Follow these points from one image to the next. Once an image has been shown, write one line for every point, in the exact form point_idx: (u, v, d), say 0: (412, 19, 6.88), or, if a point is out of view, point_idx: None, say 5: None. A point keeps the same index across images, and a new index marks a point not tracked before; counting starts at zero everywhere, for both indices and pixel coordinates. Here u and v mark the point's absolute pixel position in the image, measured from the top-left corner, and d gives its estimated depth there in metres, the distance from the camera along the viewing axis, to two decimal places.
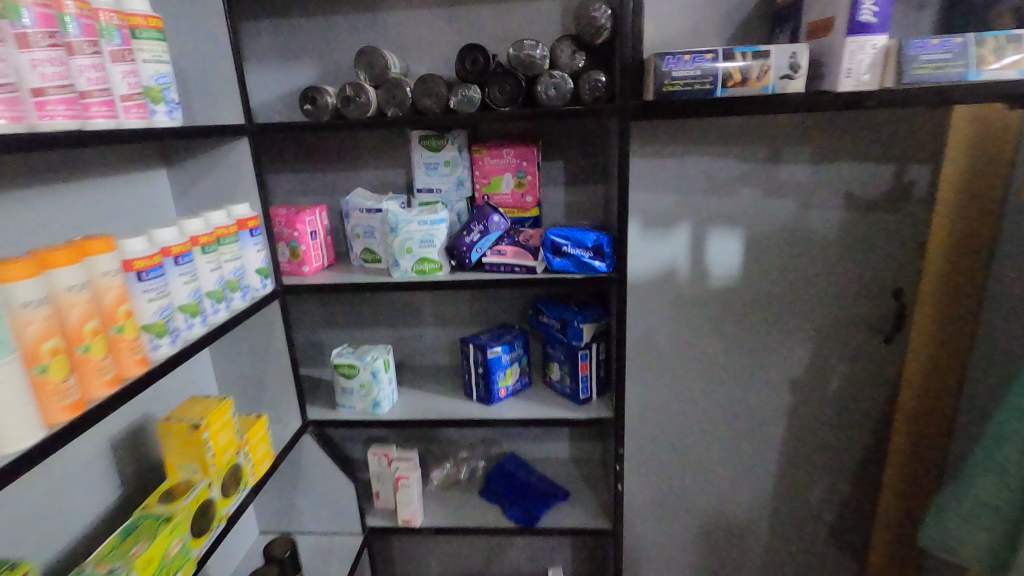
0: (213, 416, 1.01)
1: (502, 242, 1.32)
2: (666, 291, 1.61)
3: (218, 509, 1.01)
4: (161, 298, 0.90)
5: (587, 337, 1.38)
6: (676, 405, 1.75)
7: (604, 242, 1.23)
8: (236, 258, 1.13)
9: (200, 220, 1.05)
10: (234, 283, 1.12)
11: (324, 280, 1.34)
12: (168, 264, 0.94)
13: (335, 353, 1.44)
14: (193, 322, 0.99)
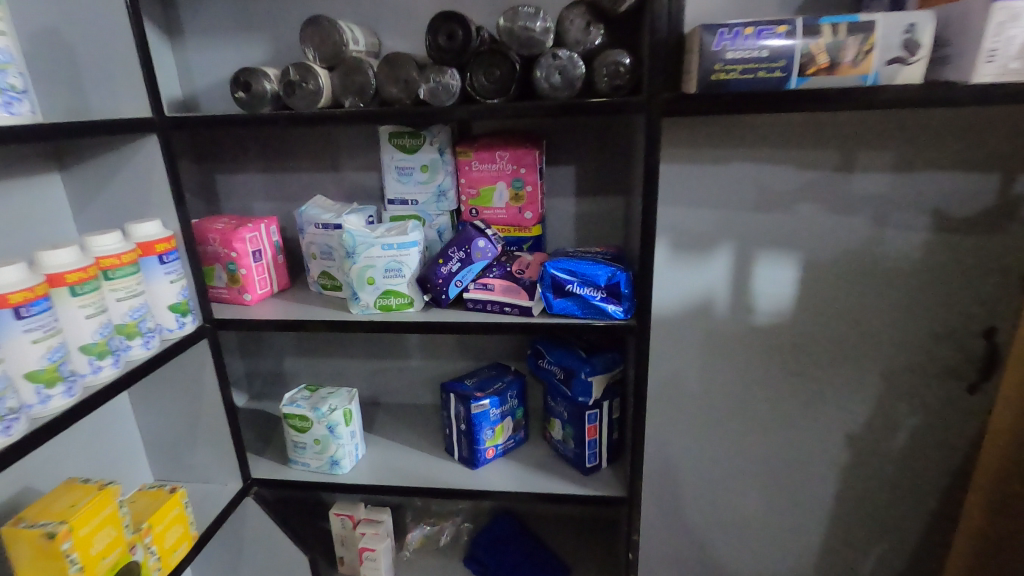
0: (82, 517, 0.75)
1: (489, 272, 1.03)
2: (699, 328, 1.30)
3: None
4: None
5: (596, 394, 1.08)
6: (704, 461, 1.44)
7: (622, 280, 0.93)
8: (134, 295, 0.86)
9: (74, 250, 0.78)
10: (131, 328, 0.86)
11: (268, 313, 1.07)
12: (4, 318, 0.67)
13: (286, 398, 1.17)
14: (53, 393, 0.73)
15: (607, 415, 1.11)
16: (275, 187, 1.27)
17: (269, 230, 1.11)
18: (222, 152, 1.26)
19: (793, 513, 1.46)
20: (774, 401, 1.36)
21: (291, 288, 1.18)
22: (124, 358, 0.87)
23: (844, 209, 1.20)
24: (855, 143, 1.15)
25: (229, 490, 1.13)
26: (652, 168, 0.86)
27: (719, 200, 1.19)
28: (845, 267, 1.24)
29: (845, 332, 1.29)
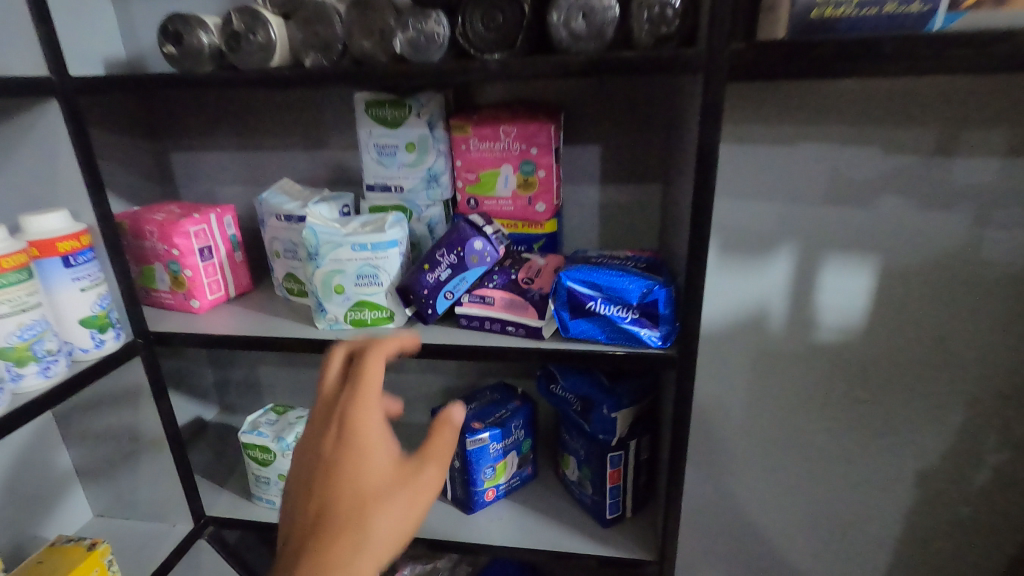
0: None
1: (488, 280, 0.81)
2: (744, 355, 0.99)
3: None
4: None
5: (621, 432, 0.87)
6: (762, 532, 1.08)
7: (661, 298, 0.70)
8: (26, 310, 0.67)
9: None
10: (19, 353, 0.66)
11: (218, 324, 0.88)
12: None
13: (247, 423, 0.98)
14: None
15: (634, 457, 0.89)
16: (240, 167, 1.07)
17: (221, 220, 0.91)
18: (180, 124, 1.06)
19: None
20: (845, 462, 1.02)
21: (253, 291, 0.98)
22: (12, 391, 0.67)
23: (966, 210, 0.86)
24: (990, 118, 0.82)
25: (177, 532, 0.95)
26: (711, 150, 0.63)
27: (790, 190, 0.89)
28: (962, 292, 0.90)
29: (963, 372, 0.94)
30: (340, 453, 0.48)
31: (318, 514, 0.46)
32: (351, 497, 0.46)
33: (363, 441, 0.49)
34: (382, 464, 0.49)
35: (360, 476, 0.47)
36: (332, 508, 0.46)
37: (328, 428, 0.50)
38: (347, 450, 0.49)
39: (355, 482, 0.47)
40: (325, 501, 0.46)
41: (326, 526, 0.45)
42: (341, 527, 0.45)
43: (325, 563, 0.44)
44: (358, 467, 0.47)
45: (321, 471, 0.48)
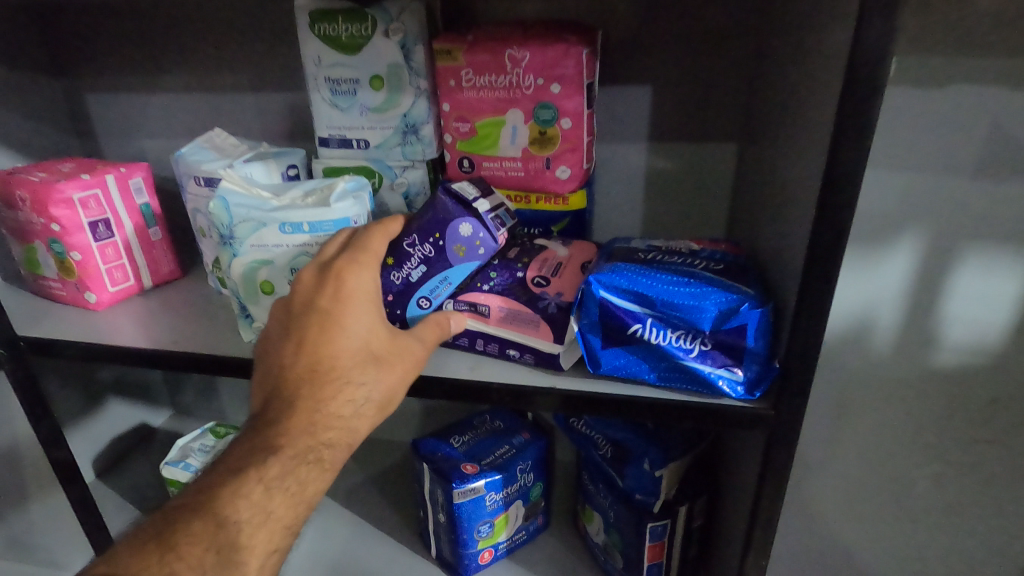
0: None
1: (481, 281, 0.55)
2: (847, 395, 0.68)
3: None
4: None
5: (667, 494, 0.62)
6: None
7: (752, 323, 0.44)
8: None
9: None
10: None
11: (118, 327, 0.64)
12: None
13: (175, 453, 0.77)
14: None
15: (683, 526, 0.65)
16: (175, 114, 0.82)
17: (125, 185, 0.66)
18: (98, 54, 0.81)
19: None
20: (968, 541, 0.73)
21: (181, 280, 0.74)
22: None
23: None
24: None
25: None
26: (873, 75, 0.36)
27: (946, 156, 0.58)
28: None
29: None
30: (343, 311, 0.47)
31: (318, 368, 0.46)
32: (352, 358, 0.47)
33: (362, 305, 0.48)
34: (381, 329, 0.49)
35: (358, 342, 0.47)
36: (334, 369, 0.46)
37: (328, 280, 0.48)
38: (346, 308, 0.48)
39: (354, 343, 0.47)
40: (322, 354, 0.46)
41: (328, 385, 0.46)
42: (340, 385, 0.46)
43: (327, 410, 0.46)
44: (358, 330, 0.48)
45: (316, 324, 0.47)
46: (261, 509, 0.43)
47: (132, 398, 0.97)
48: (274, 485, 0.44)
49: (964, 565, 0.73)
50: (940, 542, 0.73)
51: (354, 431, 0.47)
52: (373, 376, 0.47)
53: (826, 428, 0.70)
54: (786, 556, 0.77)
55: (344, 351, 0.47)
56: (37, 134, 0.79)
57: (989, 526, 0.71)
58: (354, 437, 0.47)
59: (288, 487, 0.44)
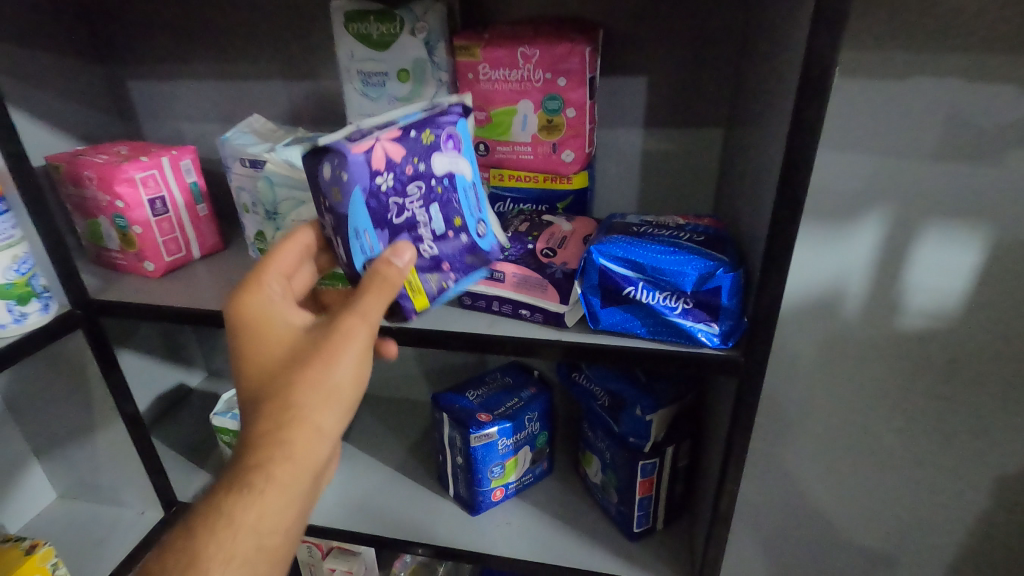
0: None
1: (383, 190, 0.51)
2: (816, 354, 0.77)
3: None
4: (11, 247, 0.60)
5: (655, 437, 0.71)
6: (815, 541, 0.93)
7: (726, 285, 0.53)
8: (19, 242, 0.61)
9: None
10: (19, 289, 0.62)
11: (175, 293, 0.73)
12: None
13: (220, 406, 0.86)
14: (23, 314, 0.63)
15: (670, 465, 0.74)
16: (211, 100, 0.90)
17: (177, 165, 0.75)
18: (140, 44, 0.88)
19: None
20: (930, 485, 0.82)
21: (225, 251, 0.83)
22: None
23: None
24: None
25: (145, 522, 0.84)
26: (820, 79, 0.45)
27: (904, 141, 0.66)
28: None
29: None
30: (246, 341, 0.50)
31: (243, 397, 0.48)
32: (261, 378, 0.48)
33: (264, 329, 0.51)
34: (289, 342, 0.50)
35: (267, 362, 0.49)
36: (249, 395, 0.48)
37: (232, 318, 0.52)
38: (251, 338, 0.50)
39: (274, 356, 0.49)
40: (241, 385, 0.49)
41: (247, 410, 0.47)
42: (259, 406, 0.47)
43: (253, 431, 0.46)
44: (273, 347, 0.50)
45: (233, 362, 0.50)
46: (194, 541, 0.44)
47: (174, 360, 1.06)
48: (209, 517, 0.45)
49: (920, 503, 0.83)
50: (898, 481, 0.83)
51: (284, 441, 0.46)
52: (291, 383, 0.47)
53: (796, 382, 0.79)
54: (765, 494, 0.87)
55: (253, 375, 0.49)
56: (87, 119, 0.87)
57: (940, 466, 0.81)
58: (284, 449, 0.46)
59: (220, 516, 0.44)
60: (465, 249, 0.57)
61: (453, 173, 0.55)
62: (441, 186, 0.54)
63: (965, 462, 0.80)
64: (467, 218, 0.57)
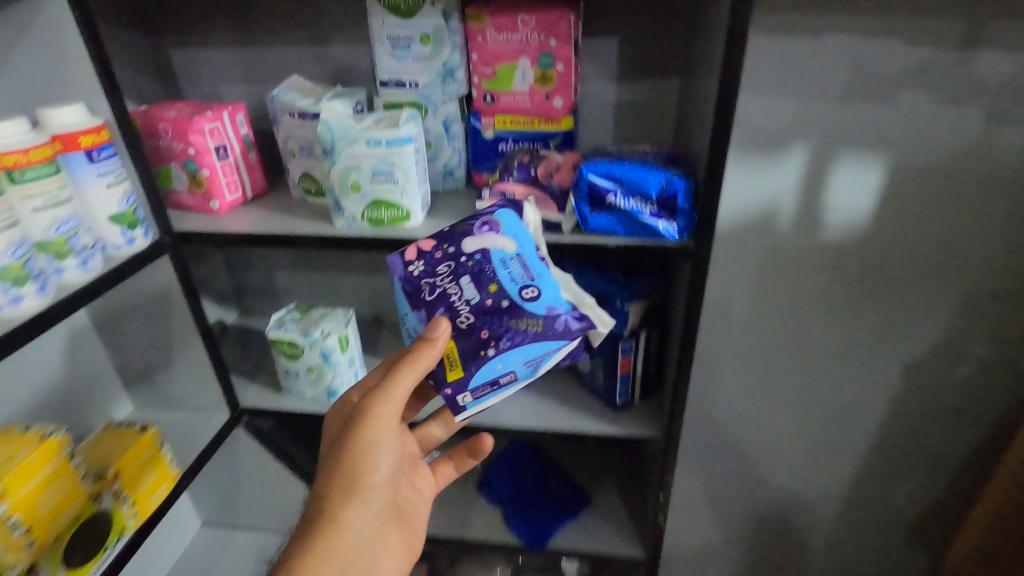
0: (130, 457, 0.80)
1: (416, 274, 0.73)
2: (757, 256, 0.98)
3: (116, 525, 0.76)
4: (122, 184, 0.75)
5: (632, 323, 0.91)
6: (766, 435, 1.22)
7: (679, 190, 0.72)
8: (126, 180, 0.76)
9: (82, 109, 0.71)
10: (129, 217, 0.77)
11: (241, 223, 0.89)
12: (78, 160, 0.70)
13: (271, 321, 1.02)
14: (134, 236, 0.78)
15: (644, 347, 0.94)
16: (245, 66, 1.04)
17: (233, 119, 0.90)
18: (178, 17, 1.01)
19: (875, 498, 1.18)
20: (847, 361, 1.05)
21: (271, 194, 0.99)
22: (112, 252, 0.77)
23: (986, 106, 0.84)
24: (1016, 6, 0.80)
25: (216, 422, 1.01)
26: (741, 35, 0.63)
27: (816, 86, 0.85)
28: (985, 185, 0.89)
29: (984, 269, 0.94)
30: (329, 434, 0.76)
31: None
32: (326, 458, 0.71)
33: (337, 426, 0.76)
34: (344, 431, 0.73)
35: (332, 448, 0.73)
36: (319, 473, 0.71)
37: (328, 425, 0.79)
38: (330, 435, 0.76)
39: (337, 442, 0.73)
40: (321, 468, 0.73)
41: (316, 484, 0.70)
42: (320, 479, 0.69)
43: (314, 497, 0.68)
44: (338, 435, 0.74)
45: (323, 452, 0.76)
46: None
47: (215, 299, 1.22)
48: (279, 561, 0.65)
49: (839, 377, 1.07)
50: (823, 360, 1.05)
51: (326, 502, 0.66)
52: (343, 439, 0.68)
53: (742, 283, 1.00)
54: (721, 378, 1.09)
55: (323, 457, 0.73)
56: (137, 84, 1.00)
57: (853, 345, 1.04)
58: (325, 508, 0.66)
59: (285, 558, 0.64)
60: (504, 313, 0.69)
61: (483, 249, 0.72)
62: (470, 261, 0.71)
63: (871, 342, 1.03)
64: (505, 285, 0.70)
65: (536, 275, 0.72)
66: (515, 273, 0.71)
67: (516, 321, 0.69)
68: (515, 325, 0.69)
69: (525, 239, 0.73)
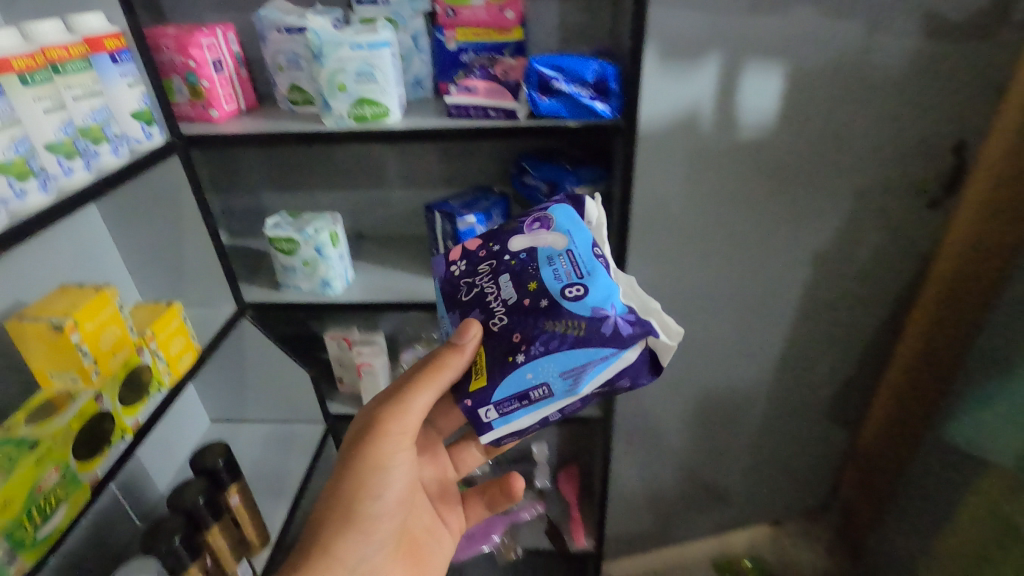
0: (161, 323, 0.94)
1: (457, 275, 0.83)
2: (685, 145, 1.32)
3: (154, 376, 0.91)
4: (139, 84, 0.88)
5: (581, 205, 1.11)
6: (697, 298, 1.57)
7: (610, 74, 0.92)
8: (141, 82, 0.89)
9: (102, 17, 0.83)
10: (146, 115, 0.90)
11: (241, 127, 1.02)
12: (104, 61, 0.83)
13: (269, 223, 1.16)
14: (151, 132, 0.92)
15: None
16: None
17: (225, 39, 1.04)
18: None
19: None
20: None
21: (259, 109, 1.12)
22: (135, 146, 0.90)
23: None
24: None
25: (224, 314, 1.15)
26: None
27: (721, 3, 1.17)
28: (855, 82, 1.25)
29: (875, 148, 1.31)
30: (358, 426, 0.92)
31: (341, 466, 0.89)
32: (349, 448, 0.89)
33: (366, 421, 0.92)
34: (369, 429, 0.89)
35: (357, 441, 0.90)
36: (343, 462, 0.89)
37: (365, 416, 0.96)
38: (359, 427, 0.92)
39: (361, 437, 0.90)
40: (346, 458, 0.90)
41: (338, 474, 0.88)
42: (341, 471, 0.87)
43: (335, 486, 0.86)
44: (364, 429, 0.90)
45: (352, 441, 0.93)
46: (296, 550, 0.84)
47: None
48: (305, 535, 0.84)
49: None
50: None
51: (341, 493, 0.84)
52: (353, 460, 0.83)
53: None
54: None
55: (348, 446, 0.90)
56: None
57: None
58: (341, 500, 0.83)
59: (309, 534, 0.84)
60: (541, 313, 0.74)
61: (532, 249, 0.80)
62: (515, 260, 0.79)
63: None
64: (543, 283, 0.75)
65: (585, 274, 0.75)
66: (562, 271, 0.76)
67: (548, 324, 0.73)
68: (551, 327, 0.73)
69: (578, 239, 0.79)
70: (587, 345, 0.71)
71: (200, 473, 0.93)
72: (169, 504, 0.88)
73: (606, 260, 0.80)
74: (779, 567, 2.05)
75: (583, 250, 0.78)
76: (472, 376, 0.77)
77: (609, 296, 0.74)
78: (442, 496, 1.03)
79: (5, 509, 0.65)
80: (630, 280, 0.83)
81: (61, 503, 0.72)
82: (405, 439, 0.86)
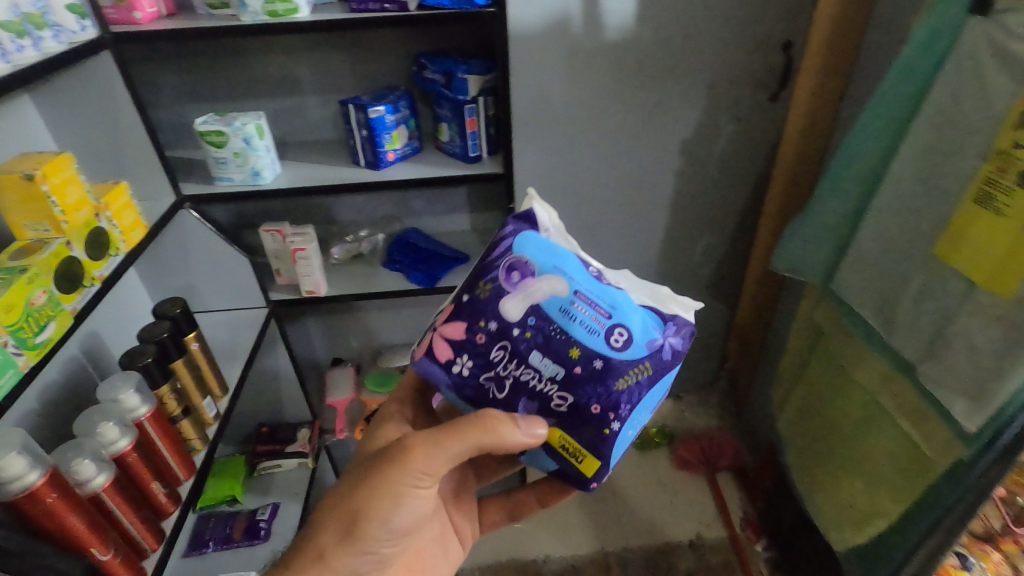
0: (114, 195, 1.09)
1: (476, 371, 0.86)
2: (561, 46, 1.55)
3: (112, 240, 1.07)
4: None
5: (472, 91, 1.32)
6: (585, 188, 1.84)
7: None
8: None
9: None
10: (79, 9, 1.03)
11: (163, 26, 1.15)
12: None
13: (198, 121, 1.30)
14: (84, 26, 1.05)
15: (483, 110, 1.35)
16: None
17: None
18: None
19: None
20: None
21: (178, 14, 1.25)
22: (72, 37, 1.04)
23: None
24: None
25: (165, 203, 1.30)
26: None
27: None
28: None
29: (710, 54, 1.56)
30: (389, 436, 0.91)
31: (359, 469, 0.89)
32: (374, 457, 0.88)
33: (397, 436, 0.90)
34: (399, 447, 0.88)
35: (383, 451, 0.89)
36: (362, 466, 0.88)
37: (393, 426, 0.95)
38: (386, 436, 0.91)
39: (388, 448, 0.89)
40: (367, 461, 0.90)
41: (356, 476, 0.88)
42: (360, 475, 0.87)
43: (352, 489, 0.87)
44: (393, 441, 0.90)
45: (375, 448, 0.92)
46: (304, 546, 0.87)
47: None
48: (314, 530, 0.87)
49: None
50: None
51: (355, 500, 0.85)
52: (374, 477, 0.83)
53: None
54: None
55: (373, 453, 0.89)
56: None
57: None
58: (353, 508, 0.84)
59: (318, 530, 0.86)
60: (606, 374, 0.84)
61: (535, 309, 0.84)
62: (531, 332, 0.84)
63: None
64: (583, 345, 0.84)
65: (609, 313, 0.86)
66: (586, 321, 0.85)
67: (619, 383, 0.84)
68: (624, 382, 0.84)
69: (571, 278, 0.86)
70: (658, 378, 0.87)
71: (161, 318, 1.12)
72: (141, 339, 1.09)
73: (598, 274, 0.90)
74: (679, 429, 2.42)
75: (582, 284, 0.86)
76: (575, 462, 0.88)
77: (643, 325, 0.87)
78: (456, 502, 1.12)
79: (11, 312, 0.82)
80: (624, 274, 0.96)
81: (51, 320, 0.89)
82: (430, 481, 0.84)
